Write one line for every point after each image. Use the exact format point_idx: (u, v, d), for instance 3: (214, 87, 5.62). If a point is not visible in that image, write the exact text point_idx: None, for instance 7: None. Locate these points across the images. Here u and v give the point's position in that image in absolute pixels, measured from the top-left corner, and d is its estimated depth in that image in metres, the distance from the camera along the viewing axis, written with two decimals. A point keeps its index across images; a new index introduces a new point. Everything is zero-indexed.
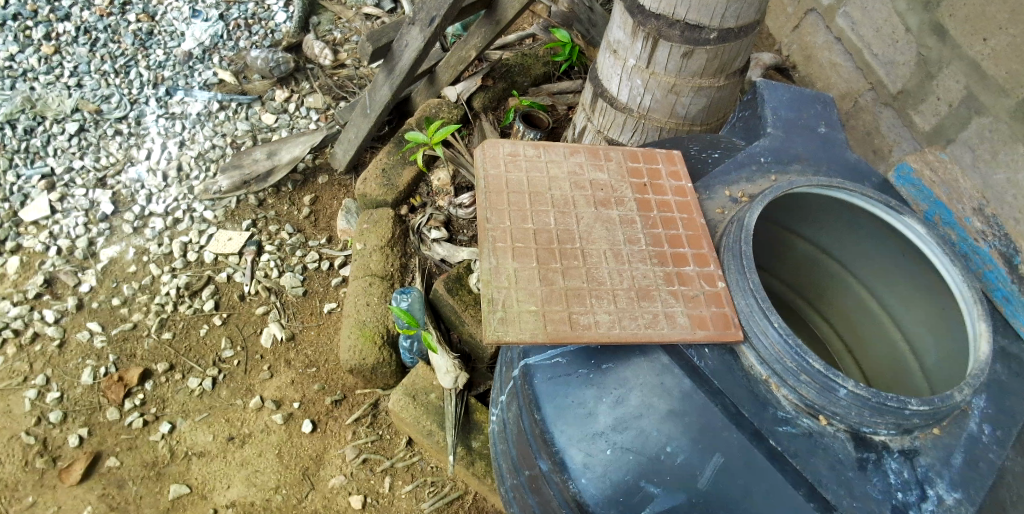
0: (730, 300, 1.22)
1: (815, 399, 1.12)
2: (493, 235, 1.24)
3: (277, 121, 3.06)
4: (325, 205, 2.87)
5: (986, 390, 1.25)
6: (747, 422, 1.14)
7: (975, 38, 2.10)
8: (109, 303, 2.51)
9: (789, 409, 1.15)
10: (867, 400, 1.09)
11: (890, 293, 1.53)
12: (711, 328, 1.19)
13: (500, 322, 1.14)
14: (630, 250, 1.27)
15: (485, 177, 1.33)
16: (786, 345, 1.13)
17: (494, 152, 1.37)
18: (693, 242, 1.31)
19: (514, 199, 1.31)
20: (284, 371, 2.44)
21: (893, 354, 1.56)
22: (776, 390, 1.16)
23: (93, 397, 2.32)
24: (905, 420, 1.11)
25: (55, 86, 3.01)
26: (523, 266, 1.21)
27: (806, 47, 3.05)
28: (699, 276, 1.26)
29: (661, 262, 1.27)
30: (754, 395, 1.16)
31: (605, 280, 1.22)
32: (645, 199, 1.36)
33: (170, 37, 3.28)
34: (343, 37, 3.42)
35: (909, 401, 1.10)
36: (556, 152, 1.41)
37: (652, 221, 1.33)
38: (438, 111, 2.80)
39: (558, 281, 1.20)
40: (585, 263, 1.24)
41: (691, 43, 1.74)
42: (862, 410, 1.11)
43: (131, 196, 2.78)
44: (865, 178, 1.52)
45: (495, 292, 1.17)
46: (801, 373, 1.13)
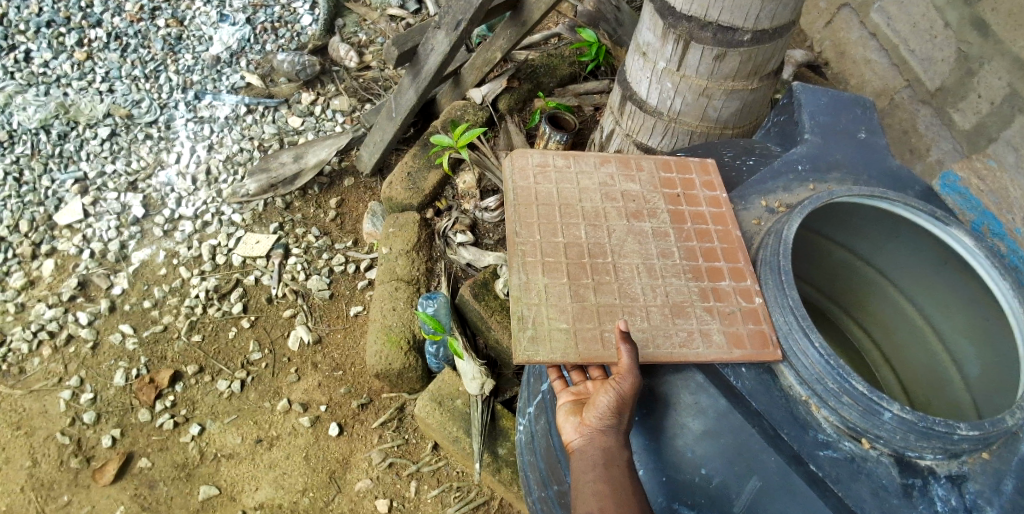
0: (768, 317, 1.20)
1: (858, 421, 1.09)
2: (523, 248, 1.24)
3: (304, 124, 3.08)
4: (351, 208, 2.88)
5: None
6: (786, 445, 1.10)
7: (1019, 34, 2.02)
8: (140, 305, 2.55)
9: (830, 432, 1.11)
10: (913, 424, 1.05)
11: (931, 303, 1.48)
12: (748, 346, 1.17)
13: (530, 341, 1.14)
14: (663, 264, 1.27)
15: (515, 189, 1.33)
16: (827, 365, 1.10)
17: (523, 163, 1.38)
18: (728, 255, 1.30)
19: (543, 212, 1.31)
20: (311, 374, 2.45)
21: (933, 364, 1.51)
22: (816, 411, 1.13)
23: (126, 398, 2.35)
24: (953, 445, 1.07)
25: (87, 91, 3.06)
26: (553, 282, 1.21)
27: (839, 43, 2.96)
28: (735, 291, 1.24)
29: (696, 277, 1.26)
30: (794, 416, 1.13)
31: (638, 295, 1.22)
32: (679, 210, 1.36)
33: (199, 42, 3.32)
34: (368, 38, 3.42)
35: (958, 426, 1.05)
36: (586, 162, 1.41)
37: (686, 234, 1.32)
38: (463, 113, 2.79)
39: (589, 296, 1.20)
40: (617, 279, 1.23)
41: (724, 45, 1.70)
42: (907, 435, 1.07)
43: (162, 199, 2.82)
44: (909, 187, 1.46)
45: (525, 308, 1.17)
46: (843, 394, 1.09)
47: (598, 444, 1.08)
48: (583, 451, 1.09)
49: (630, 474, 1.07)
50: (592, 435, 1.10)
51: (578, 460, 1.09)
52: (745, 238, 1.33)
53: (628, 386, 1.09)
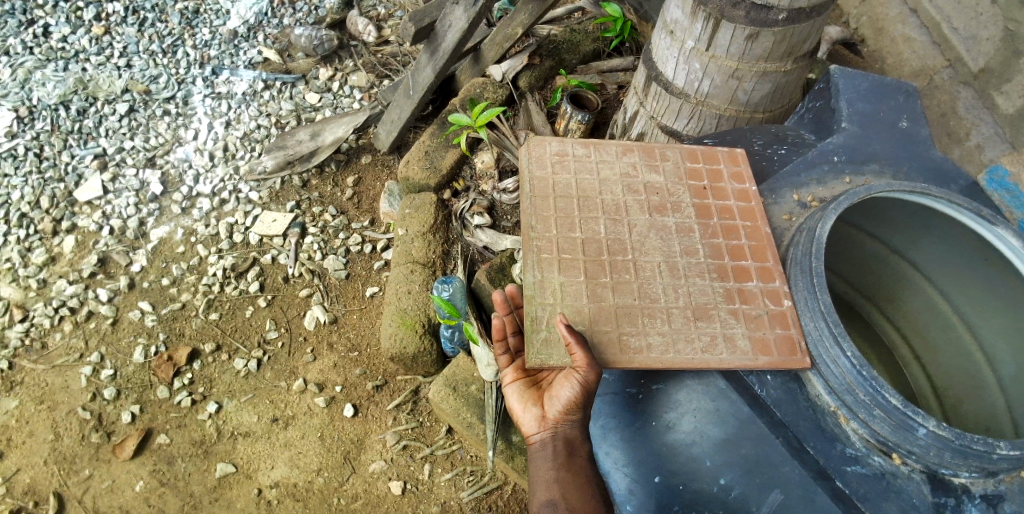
0: (796, 322, 1.18)
1: (889, 435, 1.07)
2: (538, 244, 1.23)
3: (321, 100, 3.04)
4: (368, 186, 2.85)
5: None
6: (812, 458, 1.10)
7: None
8: (159, 282, 2.56)
9: (859, 446, 1.10)
10: (950, 442, 1.04)
11: (967, 301, 1.41)
12: (774, 353, 1.15)
13: (544, 344, 1.14)
14: (687, 263, 1.24)
15: (531, 180, 1.31)
16: (859, 376, 1.08)
17: (540, 151, 1.35)
18: (756, 253, 1.27)
19: (561, 205, 1.28)
20: (326, 354, 2.45)
21: (966, 364, 1.45)
22: (846, 423, 1.11)
23: (145, 375, 2.37)
24: (991, 464, 1.05)
25: (106, 66, 3.04)
26: (569, 280, 1.20)
27: (876, 19, 2.78)
28: (763, 293, 1.22)
29: (722, 278, 1.24)
30: (821, 428, 1.12)
31: (658, 296, 1.20)
32: (705, 203, 1.33)
33: (216, 16, 3.27)
34: (387, 12, 3.33)
35: (998, 445, 1.03)
36: (607, 151, 1.38)
37: (711, 230, 1.29)
38: (482, 91, 2.73)
39: (607, 297, 1.19)
40: (637, 278, 1.21)
41: (757, 24, 1.61)
42: (942, 452, 1.05)
43: (180, 176, 2.81)
44: (951, 181, 1.39)
45: (539, 308, 1.17)
46: (875, 407, 1.07)
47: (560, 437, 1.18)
48: (546, 444, 1.19)
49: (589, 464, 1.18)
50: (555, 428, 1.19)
51: (540, 451, 1.18)
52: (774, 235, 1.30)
53: (592, 383, 1.11)
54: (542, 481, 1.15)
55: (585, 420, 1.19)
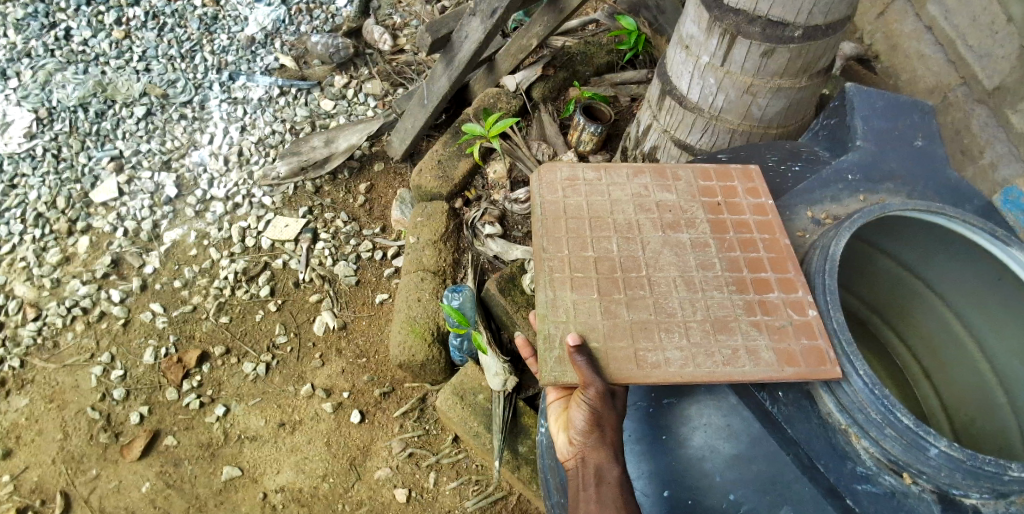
0: (822, 332, 1.16)
1: (900, 454, 1.07)
2: (550, 264, 1.24)
3: (336, 107, 3.06)
4: (380, 194, 2.86)
5: None
6: (822, 477, 1.10)
7: None
8: (171, 284, 2.58)
9: (870, 464, 1.09)
10: (961, 463, 1.03)
11: (981, 320, 1.40)
12: (800, 364, 1.13)
13: (557, 362, 1.14)
14: (703, 276, 1.24)
15: (543, 203, 1.33)
16: (872, 394, 1.08)
17: (551, 177, 1.37)
18: (776, 265, 1.26)
19: (573, 225, 1.30)
20: (334, 360, 2.45)
21: (978, 385, 1.43)
22: (856, 441, 1.11)
23: (154, 376, 2.39)
24: (1002, 485, 1.04)
25: (125, 70, 3.08)
26: (582, 298, 1.20)
27: (891, 35, 2.73)
28: (786, 304, 1.20)
29: (741, 290, 1.23)
30: (832, 446, 1.11)
31: (676, 311, 1.20)
32: (720, 219, 1.32)
33: (234, 22, 3.31)
34: (403, 21, 3.36)
35: (1010, 467, 1.02)
36: (618, 174, 1.39)
37: (728, 244, 1.29)
38: (496, 101, 2.75)
39: (622, 313, 1.19)
40: (652, 293, 1.21)
41: (773, 41, 1.62)
42: (953, 473, 1.04)
43: (194, 179, 2.84)
44: (967, 200, 1.39)
45: (551, 326, 1.17)
46: (886, 426, 1.07)
47: (588, 463, 1.16)
48: (575, 470, 1.18)
49: (621, 490, 1.12)
50: (582, 455, 1.18)
51: (572, 479, 1.18)
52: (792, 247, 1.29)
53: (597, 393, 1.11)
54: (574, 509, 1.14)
55: (612, 441, 1.17)
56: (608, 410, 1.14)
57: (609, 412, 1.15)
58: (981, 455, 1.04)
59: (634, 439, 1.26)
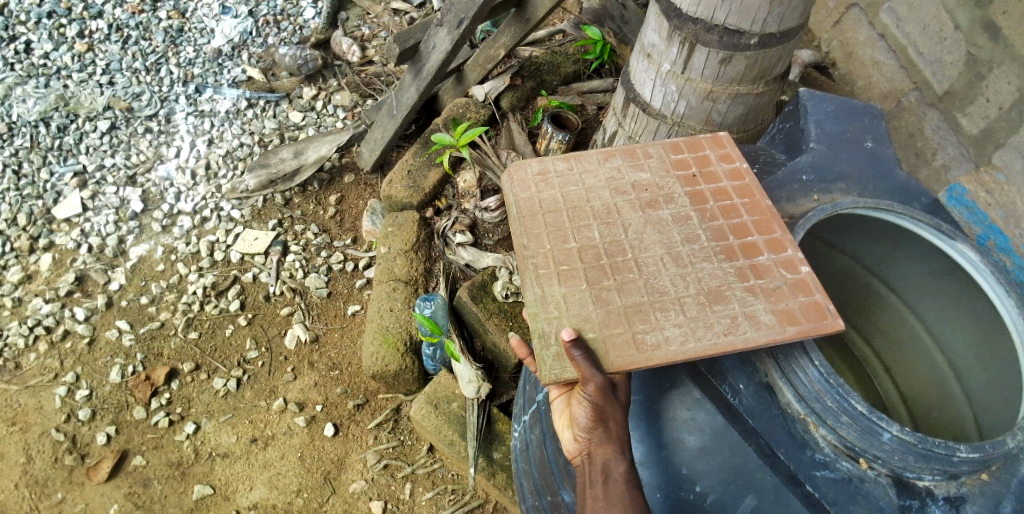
0: (817, 287, 1.18)
1: (856, 441, 1.10)
2: (534, 262, 1.24)
3: (304, 119, 3.05)
4: (350, 205, 2.86)
5: None
6: (783, 464, 1.13)
7: None
8: (138, 301, 2.54)
9: (828, 451, 1.13)
10: (913, 446, 1.08)
11: (935, 314, 1.44)
12: (802, 321, 1.15)
13: (554, 359, 1.13)
14: (690, 250, 1.25)
15: (517, 202, 1.33)
16: (828, 384, 1.12)
17: (522, 176, 1.37)
18: (761, 227, 1.28)
19: (552, 218, 1.30)
20: (307, 373, 2.43)
21: (935, 377, 1.48)
22: (814, 430, 1.14)
23: (122, 395, 2.34)
24: (953, 467, 1.08)
25: (88, 83, 3.03)
26: (571, 290, 1.20)
27: (847, 43, 2.81)
28: (777, 265, 1.22)
29: (730, 258, 1.24)
30: (792, 435, 1.14)
31: (668, 288, 1.20)
32: (698, 190, 1.34)
33: (200, 34, 3.27)
34: (371, 33, 3.37)
35: (958, 448, 1.07)
36: (589, 161, 1.40)
37: (710, 214, 1.30)
38: (464, 110, 2.77)
39: (613, 299, 1.19)
40: (641, 274, 1.22)
41: (730, 48, 1.66)
42: (906, 456, 1.08)
43: (161, 194, 2.80)
44: (916, 199, 1.44)
45: (543, 324, 1.17)
46: (842, 413, 1.10)
47: (597, 459, 1.19)
48: (585, 467, 1.20)
49: (629, 483, 1.15)
50: (589, 451, 1.21)
51: (580, 475, 1.21)
52: (774, 208, 1.32)
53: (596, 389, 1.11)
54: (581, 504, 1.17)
55: (616, 434, 1.19)
56: (608, 405, 1.16)
57: (610, 408, 1.16)
58: (932, 438, 1.09)
59: None
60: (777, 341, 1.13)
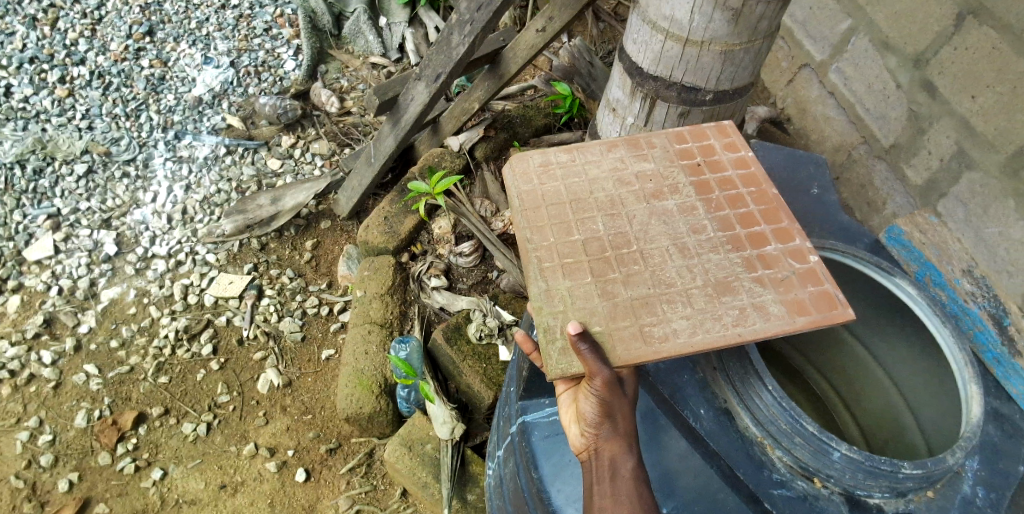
0: (826, 276, 1.18)
1: (810, 461, 1.16)
2: (538, 255, 1.22)
3: (282, 166, 3.12)
4: (326, 250, 2.90)
5: (978, 452, 1.26)
6: (743, 484, 1.19)
7: (964, 94, 1.91)
8: (107, 344, 2.53)
9: (784, 471, 1.19)
10: (861, 463, 1.13)
11: (884, 349, 1.57)
12: (813, 312, 1.15)
13: (562, 353, 1.11)
14: (696, 241, 1.23)
15: (520, 194, 1.30)
16: (780, 407, 1.18)
17: (525, 167, 1.34)
18: (768, 217, 1.27)
19: (555, 211, 1.27)
20: (279, 417, 2.42)
21: (891, 409, 1.58)
22: (771, 451, 1.20)
23: (86, 440, 2.31)
24: (899, 483, 1.13)
25: (67, 128, 3.07)
26: (577, 284, 1.18)
27: (800, 100, 2.77)
28: (785, 254, 1.22)
29: (737, 248, 1.23)
30: (750, 457, 1.21)
31: (674, 280, 1.18)
32: (703, 180, 1.32)
33: (181, 83, 3.33)
34: (350, 85, 3.49)
35: (902, 464, 1.12)
36: (592, 152, 1.37)
37: (716, 204, 1.29)
38: (440, 160, 2.88)
39: (620, 292, 1.17)
40: (646, 266, 1.20)
41: (688, 104, 1.79)
42: (856, 473, 1.14)
43: (135, 237, 2.81)
44: (858, 239, 1.57)
45: (550, 318, 1.15)
46: (795, 435, 1.17)
47: (605, 456, 1.17)
48: (593, 464, 1.19)
49: (637, 483, 1.15)
50: (596, 446, 1.20)
51: (587, 470, 1.20)
52: (780, 196, 1.31)
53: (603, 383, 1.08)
54: (587, 500, 1.17)
55: (624, 430, 1.17)
56: (617, 398, 1.14)
57: (619, 400, 1.15)
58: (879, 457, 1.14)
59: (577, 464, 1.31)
60: (788, 332, 1.13)
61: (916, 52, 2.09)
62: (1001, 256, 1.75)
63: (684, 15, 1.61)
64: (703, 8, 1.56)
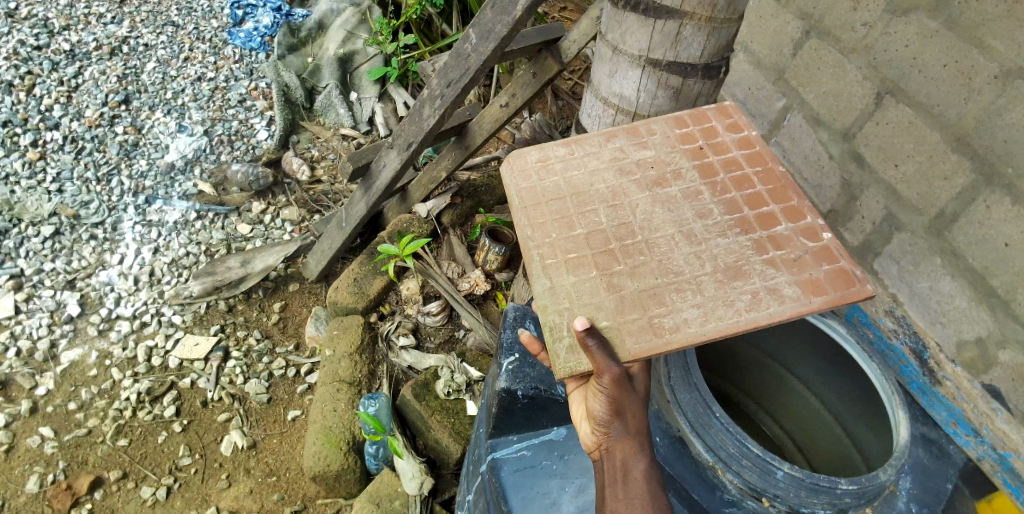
0: (841, 254, 1.18)
1: (757, 481, 1.26)
2: (540, 252, 1.20)
3: (252, 231, 3.19)
4: (294, 312, 2.95)
5: (909, 472, 1.36)
6: (698, 504, 1.28)
7: (889, 162, 1.75)
8: (64, 407, 2.49)
9: (734, 492, 1.28)
10: (802, 481, 1.24)
11: (828, 391, 1.67)
12: (829, 292, 1.14)
13: (569, 352, 1.10)
14: (703, 227, 1.23)
15: (519, 192, 1.29)
16: (727, 432, 1.29)
17: (522, 164, 1.33)
18: (776, 197, 1.28)
19: (555, 207, 1.26)
20: (242, 480, 2.39)
21: (841, 450, 1.67)
22: (722, 475, 1.29)
23: (36, 506, 2.24)
24: (838, 499, 1.24)
25: (36, 190, 3.09)
26: (583, 279, 1.17)
27: None
28: (797, 234, 1.22)
29: (746, 231, 1.23)
30: (703, 478, 1.30)
31: (683, 268, 1.17)
32: (706, 164, 1.33)
33: (155, 149, 3.41)
34: (321, 154, 3.63)
35: (839, 481, 1.24)
36: (591, 143, 1.37)
37: (722, 187, 1.29)
38: (409, 226, 3.01)
39: (626, 284, 1.16)
40: (653, 255, 1.19)
41: None
42: (799, 491, 1.24)
43: (100, 298, 2.82)
44: None
45: (554, 317, 1.13)
46: (743, 457, 1.27)
47: (616, 455, 1.22)
48: (605, 464, 1.24)
49: (649, 482, 1.19)
50: (607, 446, 1.24)
51: (599, 470, 1.25)
52: (788, 174, 1.32)
53: (615, 381, 1.12)
54: (599, 500, 1.22)
55: (633, 428, 1.22)
56: (625, 397, 1.18)
57: (626, 400, 1.19)
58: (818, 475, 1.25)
59: (545, 497, 1.37)
60: (804, 314, 1.12)
61: (844, 126, 1.87)
62: (934, 309, 1.66)
63: (631, 92, 1.82)
64: (648, 87, 1.78)
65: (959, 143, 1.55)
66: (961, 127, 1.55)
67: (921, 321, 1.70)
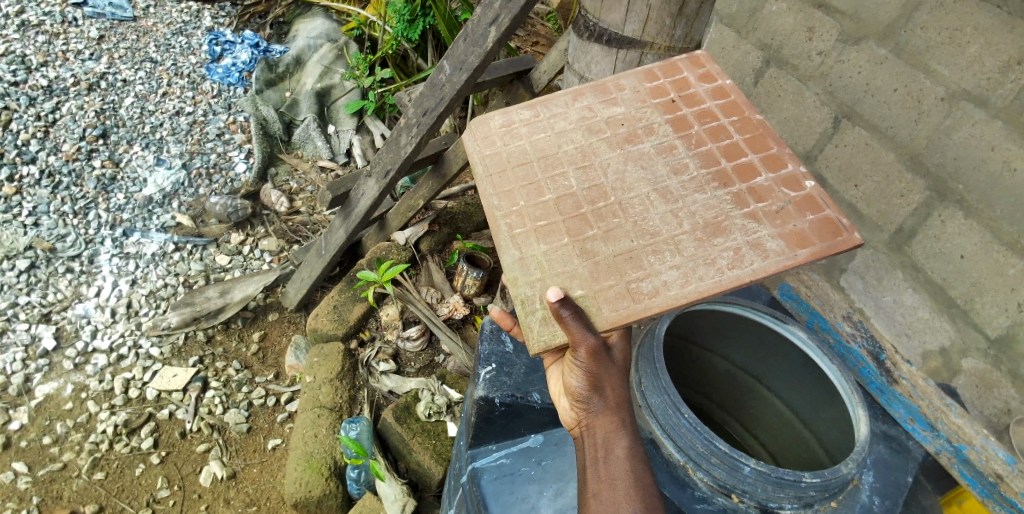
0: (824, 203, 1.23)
1: (725, 478, 1.32)
2: (508, 221, 1.25)
3: (231, 262, 3.21)
4: (273, 341, 2.96)
5: (872, 467, 1.44)
6: (671, 503, 1.34)
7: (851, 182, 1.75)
8: (39, 441, 2.45)
9: (705, 489, 1.34)
10: (767, 475, 1.28)
11: (797, 398, 1.70)
12: (815, 242, 1.19)
13: (543, 324, 1.16)
14: (679, 183, 1.27)
15: (483, 159, 1.34)
16: (695, 432, 1.34)
17: (485, 131, 1.38)
18: (754, 146, 1.33)
19: (522, 172, 1.32)
20: (222, 511, 2.37)
21: (813, 457, 1.68)
22: (693, 473, 1.35)
23: None
24: (803, 492, 1.29)
25: (11, 224, 3.08)
26: (554, 246, 1.22)
27: None
28: (779, 184, 1.27)
29: (725, 184, 1.27)
30: (675, 478, 1.37)
31: (660, 228, 1.22)
32: (681, 116, 1.37)
33: (132, 183, 3.42)
34: (299, 187, 3.67)
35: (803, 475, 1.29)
36: (557, 104, 1.42)
37: (697, 139, 1.34)
38: (387, 253, 3.04)
39: (599, 249, 1.21)
40: (628, 217, 1.24)
41: None
42: (766, 486, 1.29)
43: (75, 331, 2.80)
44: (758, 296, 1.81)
45: (524, 289, 1.18)
46: (711, 456, 1.32)
47: (598, 432, 1.28)
48: (586, 441, 1.29)
49: (631, 460, 1.24)
50: (587, 423, 1.30)
51: (580, 447, 1.30)
52: (764, 121, 1.36)
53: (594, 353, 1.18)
54: (582, 482, 1.26)
55: (611, 403, 1.29)
56: (602, 371, 1.25)
57: (605, 373, 1.26)
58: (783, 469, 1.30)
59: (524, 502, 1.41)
60: (787, 267, 1.17)
61: (804, 149, 1.85)
62: (898, 321, 1.69)
63: None
64: None
65: (913, 161, 1.57)
66: (912, 146, 1.56)
67: (887, 333, 1.73)
